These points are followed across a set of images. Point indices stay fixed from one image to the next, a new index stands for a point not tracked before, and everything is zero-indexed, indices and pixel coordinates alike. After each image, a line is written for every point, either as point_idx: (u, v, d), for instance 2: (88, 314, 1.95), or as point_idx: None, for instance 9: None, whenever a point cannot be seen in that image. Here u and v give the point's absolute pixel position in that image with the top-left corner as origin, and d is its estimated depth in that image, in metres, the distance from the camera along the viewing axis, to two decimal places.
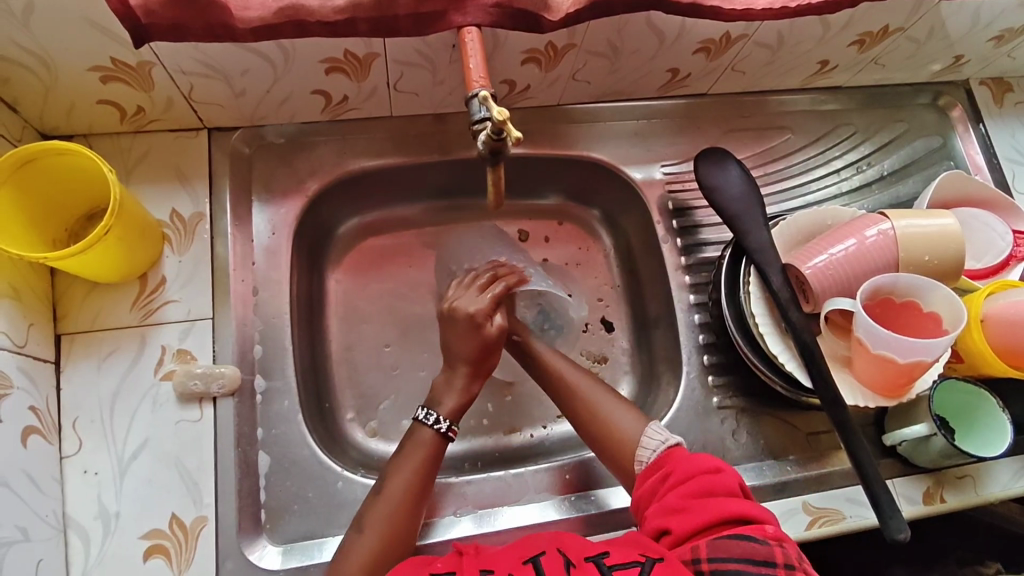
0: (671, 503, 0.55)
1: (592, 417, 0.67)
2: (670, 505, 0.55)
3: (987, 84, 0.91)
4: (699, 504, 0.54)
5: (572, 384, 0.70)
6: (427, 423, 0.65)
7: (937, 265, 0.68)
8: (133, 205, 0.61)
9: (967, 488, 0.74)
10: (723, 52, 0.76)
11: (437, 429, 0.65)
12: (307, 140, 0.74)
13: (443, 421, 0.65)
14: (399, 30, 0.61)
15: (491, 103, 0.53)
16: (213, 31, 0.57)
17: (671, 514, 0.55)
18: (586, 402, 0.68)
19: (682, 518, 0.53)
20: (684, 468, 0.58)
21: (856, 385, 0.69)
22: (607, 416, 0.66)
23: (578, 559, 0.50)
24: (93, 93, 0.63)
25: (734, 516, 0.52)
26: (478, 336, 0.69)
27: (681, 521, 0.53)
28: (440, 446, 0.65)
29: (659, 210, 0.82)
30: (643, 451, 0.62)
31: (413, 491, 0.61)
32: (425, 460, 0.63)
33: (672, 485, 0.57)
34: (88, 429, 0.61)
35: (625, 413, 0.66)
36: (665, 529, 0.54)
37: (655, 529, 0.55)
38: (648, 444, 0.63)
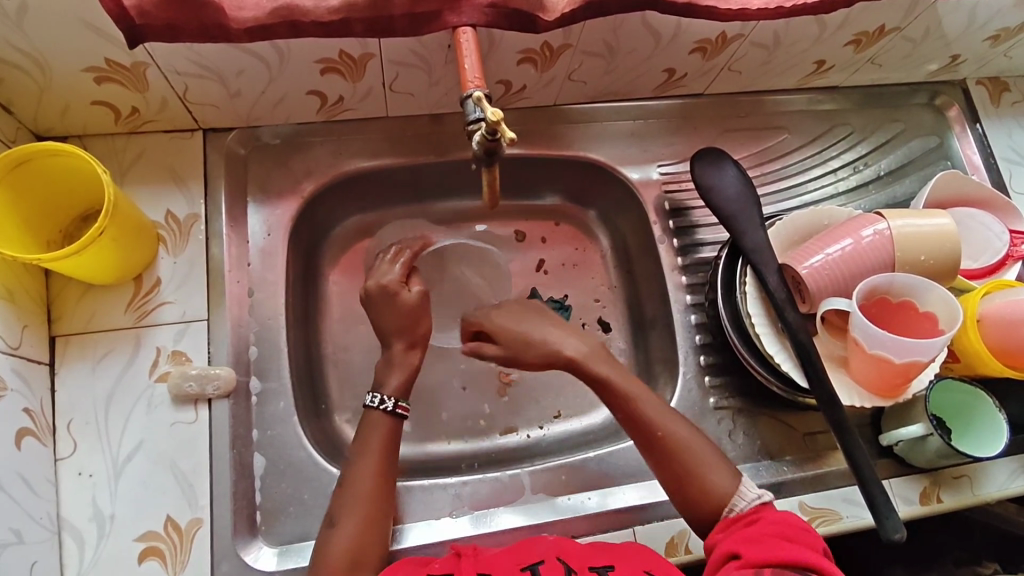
0: (749, 535, 0.56)
1: (674, 457, 0.62)
2: (747, 537, 0.56)
3: (984, 84, 0.91)
4: (777, 541, 0.54)
5: (653, 419, 0.63)
6: (375, 405, 0.64)
7: (933, 265, 0.68)
8: (128, 206, 0.61)
9: (964, 488, 0.74)
10: (719, 52, 0.76)
11: (385, 409, 0.64)
12: (303, 141, 0.74)
13: (388, 399, 0.64)
14: (394, 30, 0.61)
15: (485, 103, 0.53)
16: (207, 32, 0.57)
17: (744, 542, 0.55)
18: (667, 440, 0.62)
19: (754, 547, 0.54)
20: (773, 516, 0.57)
21: (852, 385, 0.69)
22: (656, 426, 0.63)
23: (579, 567, 0.53)
24: (88, 94, 0.63)
25: (809, 564, 0.52)
26: (398, 305, 0.67)
27: (753, 549, 0.54)
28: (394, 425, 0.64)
29: (656, 211, 0.82)
30: (737, 501, 0.60)
31: (380, 476, 0.61)
32: (384, 441, 0.62)
33: (752, 523, 0.57)
34: (82, 431, 0.61)
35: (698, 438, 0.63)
36: (733, 555, 0.55)
37: (724, 553, 0.55)
38: (743, 495, 0.60)
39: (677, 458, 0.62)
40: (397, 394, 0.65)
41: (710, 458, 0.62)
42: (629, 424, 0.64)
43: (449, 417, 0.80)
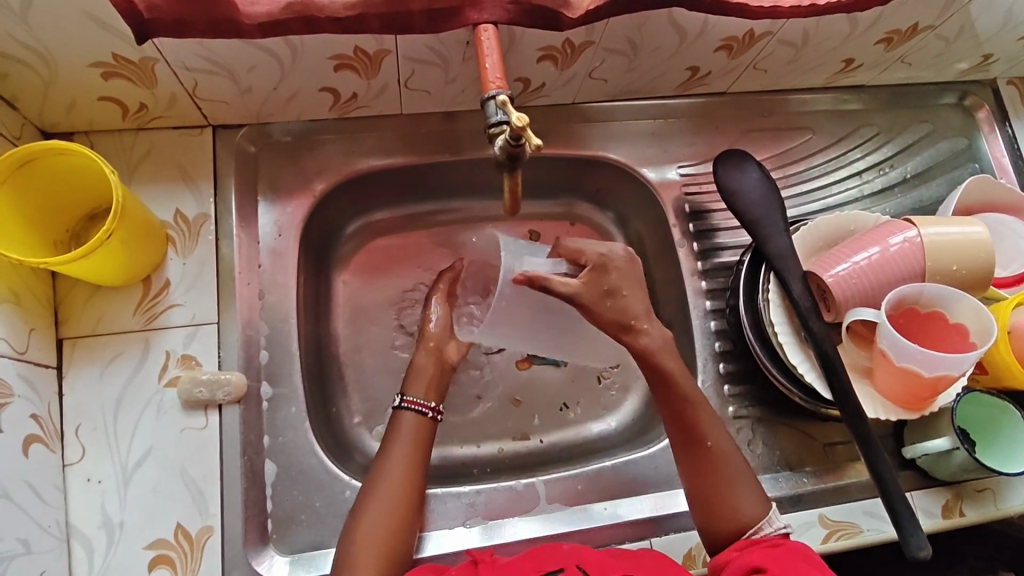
0: (772, 554, 0.54)
1: (710, 468, 0.62)
2: (768, 555, 0.54)
3: (1015, 84, 0.88)
4: (801, 562, 0.53)
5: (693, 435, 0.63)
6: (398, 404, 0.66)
7: (965, 274, 0.66)
8: (136, 207, 0.60)
9: (987, 502, 0.73)
10: (746, 50, 0.73)
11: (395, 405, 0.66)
12: (314, 139, 0.72)
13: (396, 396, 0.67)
14: (412, 27, 0.59)
15: (509, 106, 0.51)
16: (218, 27, 0.55)
17: (769, 563, 0.53)
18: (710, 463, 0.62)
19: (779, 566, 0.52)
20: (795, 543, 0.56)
21: (877, 396, 0.67)
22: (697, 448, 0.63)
23: None
24: (95, 90, 0.61)
25: None
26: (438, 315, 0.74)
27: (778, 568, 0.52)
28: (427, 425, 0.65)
29: (676, 213, 0.80)
30: (764, 525, 0.59)
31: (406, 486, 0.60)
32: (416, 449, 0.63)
33: (776, 544, 0.56)
34: (90, 437, 0.60)
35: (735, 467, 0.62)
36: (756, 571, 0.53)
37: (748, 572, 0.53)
38: (771, 521, 0.59)
39: (712, 470, 0.62)
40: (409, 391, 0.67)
41: (743, 476, 0.61)
42: (676, 425, 0.64)
43: (462, 421, 0.79)
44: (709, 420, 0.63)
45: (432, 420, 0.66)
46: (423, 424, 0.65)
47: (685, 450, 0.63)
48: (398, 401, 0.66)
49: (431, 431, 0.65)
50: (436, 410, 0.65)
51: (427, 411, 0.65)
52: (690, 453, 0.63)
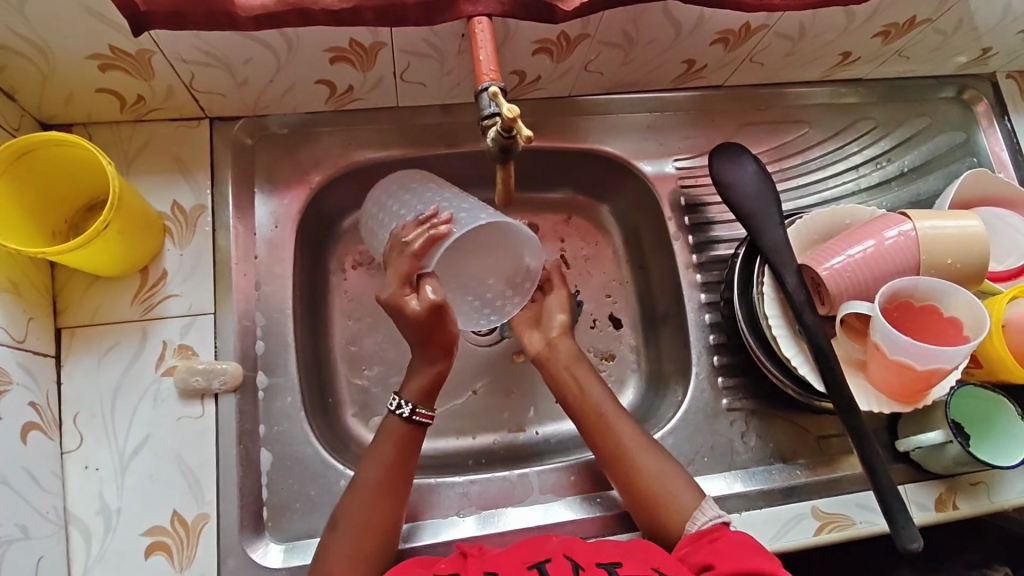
0: (716, 548, 0.56)
1: (639, 476, 0.64)
2: (712, 553, 0.55)
3: (1014, 78, 0.88)
4: (742, 550, 0.54)
5: (610, 421, 0.68)
6: (392, 408, 0.63)
7: (959, 268, 0.66)
8: (133, 198, 0.60)
9: (981, 495, 0.73)
10: (742, 43, 0.73)
11: (401, 414, 0.62)
12: (311, 131, 0.73)
13: (406, 406, 0.62)
14: (407, 19, 0.59)
15: (501, 98, 0.51)
16: (215, 20, 0.55)
17: (714, 557, 0.54)
18: (624, 452, 0.66)
19: (725, 560, 0.53)
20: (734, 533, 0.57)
21: (871, 389, 0.67)
22: (609, 438, 0.67)
23: (587, 563, 0.51)
24: (93, 82, 0.62)
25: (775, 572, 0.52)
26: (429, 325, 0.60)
27: (724, 563, 0.53)
28: (416, 434, 0.63)
29: (671, 206, 0.80)
30: (697, 516, 0.61)
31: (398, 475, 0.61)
32: (397, 444, 0.62)
33: (716, 538, 0.57)
34: (89, 425, 0.61)
35: (646, 450, 0.65)
36: (705, 567, 0.54)
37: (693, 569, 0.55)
38: (703, 510, 0.61)
39: (641, 476, 0.64)
40: (416, 399, 0.63)
41: (674, 477, 0.64)
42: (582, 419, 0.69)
43: (460, 412, 0.79)
44: (629, 429, 0.67)
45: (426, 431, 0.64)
46: (409, 434, 0.62)
47: (610, 460, 0.66)
48: (408, 412, 0.62)
49: (415, 439, 0.63)
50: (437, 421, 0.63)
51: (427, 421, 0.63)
52: (616, 462, 0.65)
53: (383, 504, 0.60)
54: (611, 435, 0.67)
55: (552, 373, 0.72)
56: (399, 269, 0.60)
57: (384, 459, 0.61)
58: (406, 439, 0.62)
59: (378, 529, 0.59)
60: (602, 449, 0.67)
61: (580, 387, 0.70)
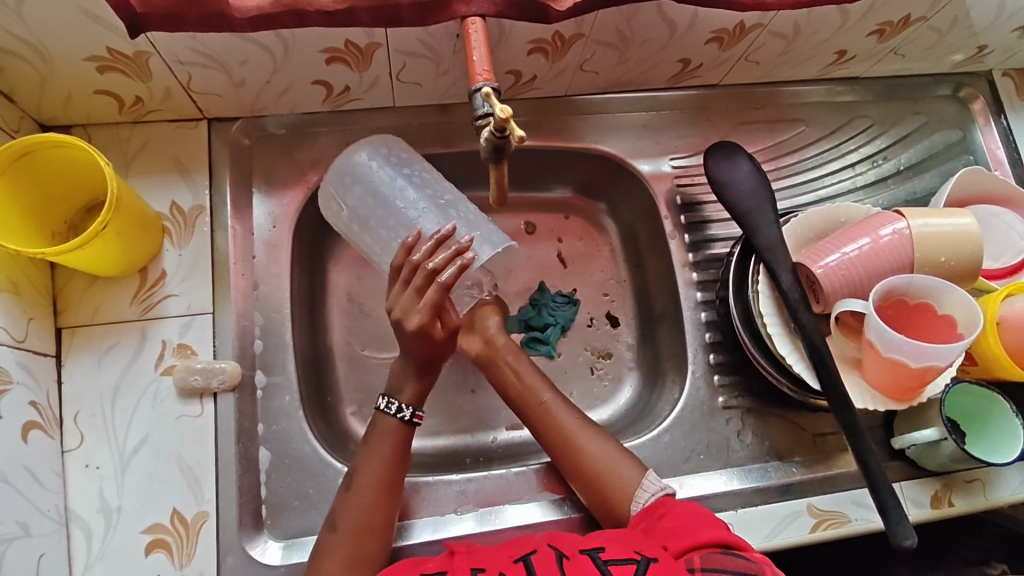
0: (665, 525, 0.57)
1: (585, 462, 0.66)
2: (663, 532, 0.57)
3: (1011, 76, 0.88)
4: (691, 524, 0.55)
5: (550, 405, 0.70)
6: (391, 412, 0.64)
7: (954, 266, 0.66)
8: (131, 198, 0.61)
9: (976, 492, 0.73)
10: (737, 42, 0.73)
11: (401, 417, 0.63)
12: (309, 131, 0.73)
13: (407, 409, 0.63)
14: (402, 20, 0.59)
15: (494, 98, 0.51)
16: (211, 21, 0.55)
17: (666, 536, 0.56)
18: (566, 436, 0.68)
19: (677, 538, 0.55)
20: (679, 505, 0.59)
21: (866, 387, 0.68)
22: (551, 423, 0.69)
23: (572, 552, 0.52)
24: (91, 83, 0.62)
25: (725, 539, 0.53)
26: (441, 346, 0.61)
27: (676, 541, 0.54)
28: (406, 432, 0.64)
29: (668, 205, 0.80)
30: (640, 495, 0.63)
31: (392, 470, 0.62)
32: (395, 445, 0.63)
33: (663, 514, 0.59)
34: (89, 424, 0.61)
35: (586, 433, 0.68)
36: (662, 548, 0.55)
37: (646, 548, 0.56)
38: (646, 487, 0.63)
39: (587, 463, 0.66)
40: (415, 402, 0.64)
41: (616, 459, 0.65)
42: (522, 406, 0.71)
43: (458, 411, 0.80)
44: (572, 418, 0.69)
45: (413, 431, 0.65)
46: (399, 430, 0.63)
47: (557, 450, 0.68)
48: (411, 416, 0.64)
49: (407, 437, 0.64)
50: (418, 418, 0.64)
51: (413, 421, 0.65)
52: (563, 451, 0.67)
53: (380, 501, 0.60)
54: (552, 421, 0.69)
55: (497, 373, 0.73)
56: (427, 298, 0.56)
57: (381, 459, 0.62)
58: (399, 436, 0.63)
59: (373, 525, 0.59)
60: (549, 439, 0.69)
61: (524, 379, 0.72)
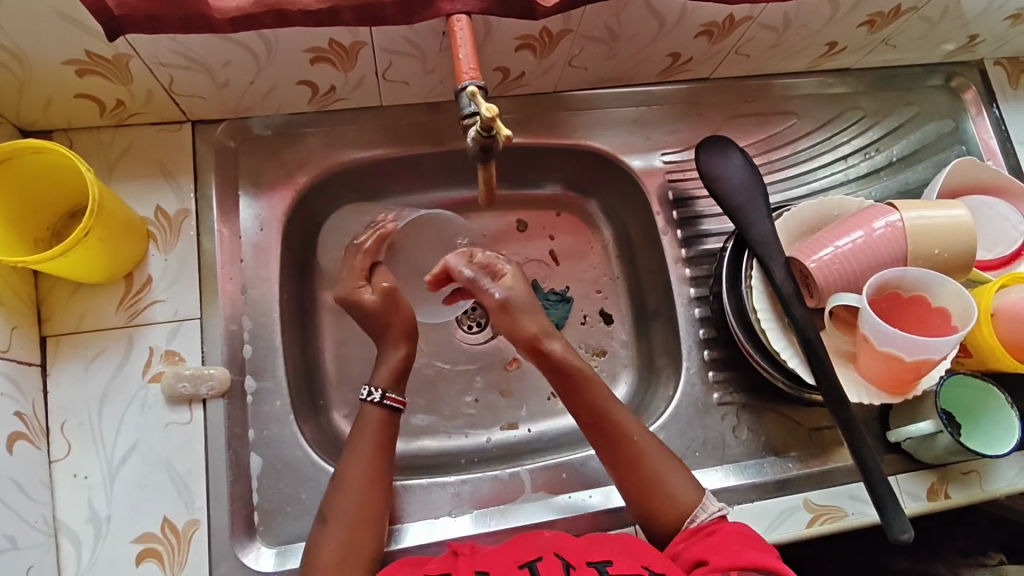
0: (711, 543, 0.56)
1: (643, 473, 0.62)
2: (707, 546, 0.56)
3: (1002, 65, 0.88)
4: (738, 546, 0.54)
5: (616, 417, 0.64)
6: (367, 398, 0.65)
7: (947, 258, 0.66)
8: (114, 203, 0.60)
9: (972, 484, 0.73)
10: (727, 35, 0.73)
11: (372, 400, 0.65)
12: (295, 132, 0.72)
13: (376, 391, 0.65)
14: (386, 18, 0.58)
15: (479, 97, 0.51)
16: (190, 23, 0.54)
17: (709, 551, 0.55)
18: (631, 452, 0.63)
19: (720, 554, 0.54)
20: (732, 527, 0.58)
21: (861, 381, 0.67)
22: (614, 435, 0.64)
23: (579, 562, 0.52)
24: (71, 87, 0.61)
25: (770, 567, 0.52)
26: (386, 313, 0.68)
27: (719, 556, 0.54)
28: (389, 418, 0.65)
29: (660, 200, 0.80)
30: (698, 513, 0.61)
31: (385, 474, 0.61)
32: (380, 439, 0.63)
33: (712, 532, 0.58)
34: (76, 433, 0.61)
35: (650, 448, 0.63)
36: (699, 561, 0.55)
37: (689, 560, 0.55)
38: (705, 506, 0.61)
39: (643, 474, 0.62)
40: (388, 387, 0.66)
41: (678, 477, 0.62)
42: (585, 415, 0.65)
43: (452, 411, 0.79)
44: (637, 431, 0.64)
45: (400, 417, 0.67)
46: (383, 419, 0.64)
47: (611, 455, 0.64)
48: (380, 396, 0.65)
49: (392, 425, 0.65)
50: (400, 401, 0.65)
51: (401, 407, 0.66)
52: (618, 458, 0.63)
53: (373, 505, 0.60)
54: (617, 435, 0.63)
55: (554, 374, 0.66)
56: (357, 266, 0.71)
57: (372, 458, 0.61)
58: (383, 426, 0.64)
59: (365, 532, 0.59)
60: (604, 442, 0.64)
61: (585, 384, 0.65)
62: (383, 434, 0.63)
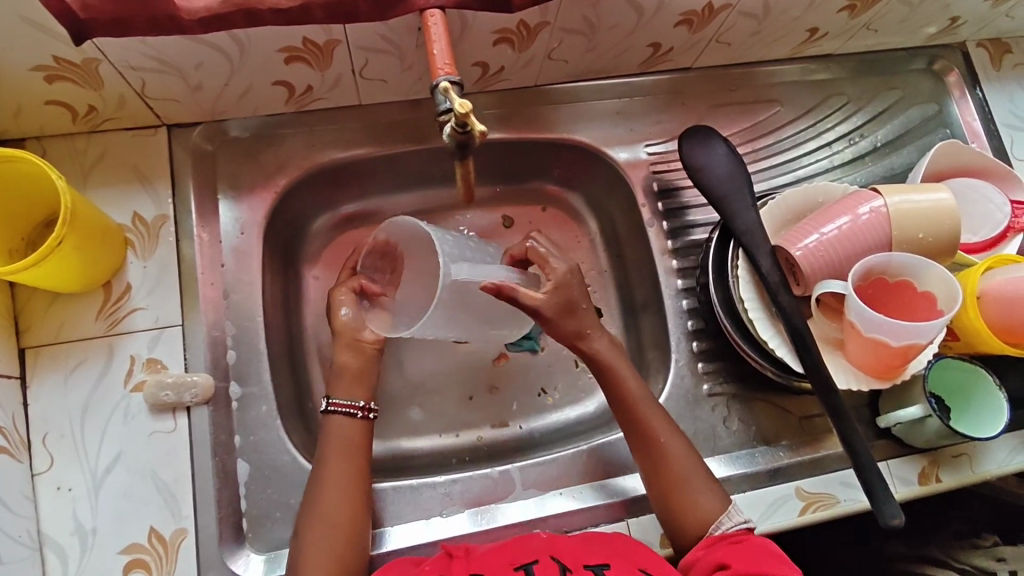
0: (735, 548, 0.56)
1: (671, 465, 0.62)
2: (730, 550, 0.56)
3: (985, 47, 0.88)
4: (765, 557, 0.54)
5: (647, 419, 0.64)
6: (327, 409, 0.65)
7: (931, 242, 0.66)
8: (88, 212, 0.59)
9: (963, 467, 0.73)
10: (707, 24, 0.72)
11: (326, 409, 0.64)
12: (274, 133, 0.71)
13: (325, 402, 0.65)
14: (359, 15, 0.57)
15: (453, 93, 0.50)
16: (158, 25, 0.54)
17: (733, 556, 0.55)
18: (666, 454, 0.63)
19: (743, 562, 0.54)
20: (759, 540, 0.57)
21: (849, 367, 0.67)
22: (649, 438, 0.63)
23: (575, 565, 0.53)
24: (41, 94, 0.60)
25: None
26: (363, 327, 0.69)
27: (743, 564, 0.54)
28: (364, 425, 0.65)
29: (645, 192, 0.79)
30: (722, 520, 0.60)
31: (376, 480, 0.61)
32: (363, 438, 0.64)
33: (739, 540, 0.57)
34: (58, 445, 0.60)
35: (683, 453, 0.63)
36: (722, 566, 0.55)
37: (713, 563, 0.56)
38: (731, 515, 0.60)
39: (670, 465, 0.62)
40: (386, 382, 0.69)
41: (706, 483, 0.62)
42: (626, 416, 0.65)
43: (442, 411, 0.79)
44: (673, 435, 0.64)
45: (364, 420, 0.65)
46: (358, 425, 0.64)
47: (643, 457, 0.64)
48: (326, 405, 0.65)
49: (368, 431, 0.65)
50: (365, 409, 0.65)
51: (357, 412, 0.65)
52: (649, 460, 0.63)
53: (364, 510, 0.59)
54: (654, 437, 0.63)
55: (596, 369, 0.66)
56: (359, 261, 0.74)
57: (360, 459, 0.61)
58: (359, 431, 0.64)
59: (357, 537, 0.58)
60: (632, 433, 0.65)
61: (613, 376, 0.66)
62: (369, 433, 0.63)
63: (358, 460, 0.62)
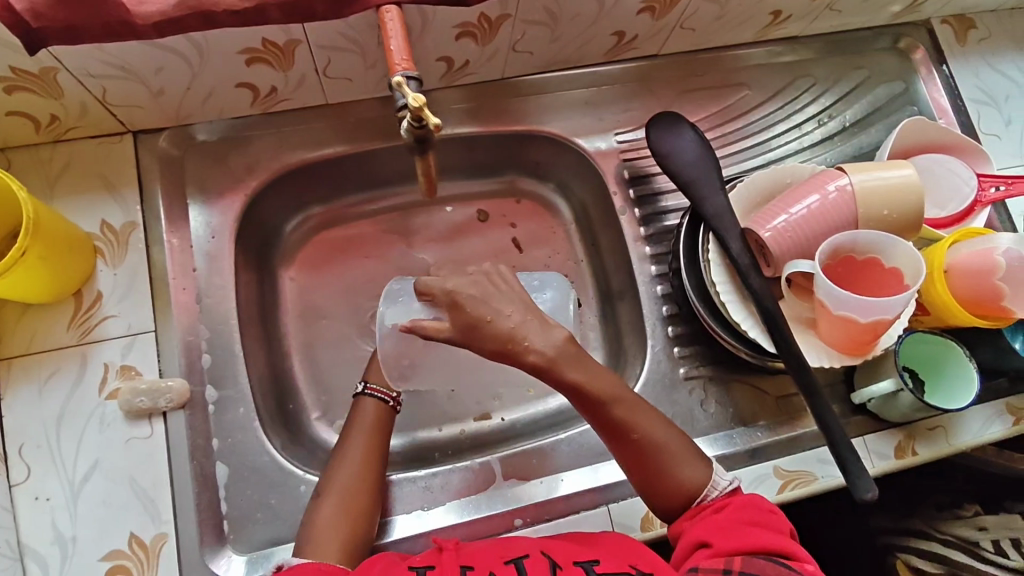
0: (718, 522, 0.57)
1: (651, 463, 0.60)
2: (713, 523, 0.57)
3: (949, 23, 0.88)
4: (746, 529, 0.55)
5: (622, 415, 0.60)
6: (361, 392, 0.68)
7: (896, 219, 0.66)
8: (53, 222, 0.58)
9: (939, 439, 0.74)
10: (669, 10, 0.72)
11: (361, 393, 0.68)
12: (242, 136, 0.71)
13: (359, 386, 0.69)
14: (316, 14, 0.58)
15: (407, 88, 0.50)
16: (112, 31, 0.54)
17: (714, 531, 0.56)
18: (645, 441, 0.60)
19: (724, 537, 0.55)
20: (742, 499, 0.59)
21: (822, 345, 0.68)
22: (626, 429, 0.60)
23: (564, 562, 0.54)
24: (1, 105, 0.60)
25: (776, 551, 0.54)
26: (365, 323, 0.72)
27: (723, 539, 0.55)
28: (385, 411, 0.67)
29: (616, 180, 0.80)
30: (709, 489, 0.60)
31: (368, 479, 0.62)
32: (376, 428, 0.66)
33: (721, 508, 0.58)
34: (35, 455, 0.60)
35: (663, 435, 0.61)
36: (701, 543, 0.56)
37: (693, 540, 0.56)
38: (716, 483, 0.61)
39: (652, 451, 0.60)
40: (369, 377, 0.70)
41: (688, 459, 0.61)
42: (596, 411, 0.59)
43: (423, 406, 0.79)
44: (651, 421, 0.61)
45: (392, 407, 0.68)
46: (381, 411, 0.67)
47: (620, 445, 0.61)
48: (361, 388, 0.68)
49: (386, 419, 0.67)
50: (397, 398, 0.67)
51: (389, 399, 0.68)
52: (628, 448, 0.60)
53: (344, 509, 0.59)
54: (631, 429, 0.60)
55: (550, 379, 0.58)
56: None
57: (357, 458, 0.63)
58: (381, 418, 0.67)
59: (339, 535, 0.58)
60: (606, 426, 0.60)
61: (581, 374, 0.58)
62: (372, 426, 0.66)
63: (375, 448, 0.64)
